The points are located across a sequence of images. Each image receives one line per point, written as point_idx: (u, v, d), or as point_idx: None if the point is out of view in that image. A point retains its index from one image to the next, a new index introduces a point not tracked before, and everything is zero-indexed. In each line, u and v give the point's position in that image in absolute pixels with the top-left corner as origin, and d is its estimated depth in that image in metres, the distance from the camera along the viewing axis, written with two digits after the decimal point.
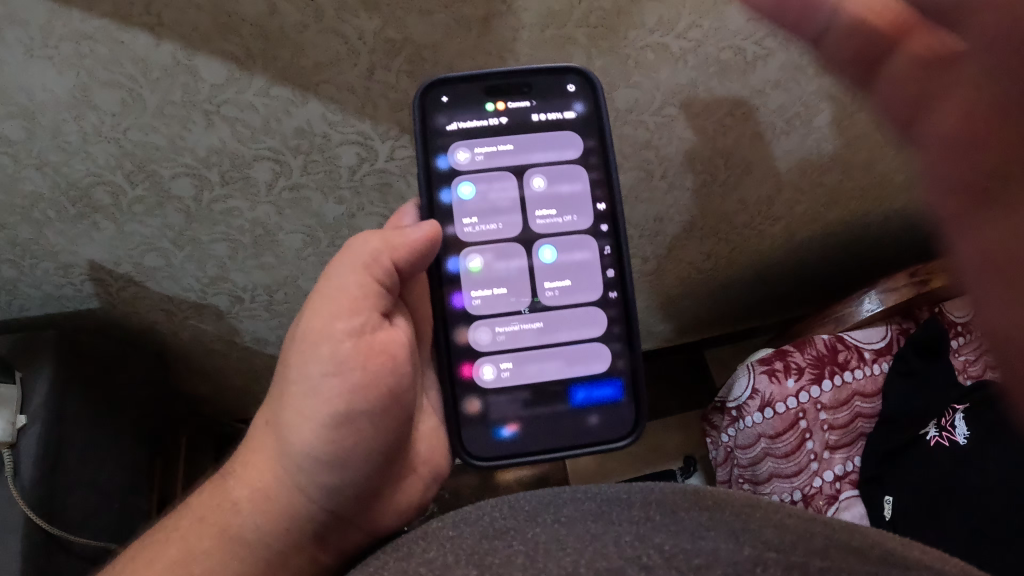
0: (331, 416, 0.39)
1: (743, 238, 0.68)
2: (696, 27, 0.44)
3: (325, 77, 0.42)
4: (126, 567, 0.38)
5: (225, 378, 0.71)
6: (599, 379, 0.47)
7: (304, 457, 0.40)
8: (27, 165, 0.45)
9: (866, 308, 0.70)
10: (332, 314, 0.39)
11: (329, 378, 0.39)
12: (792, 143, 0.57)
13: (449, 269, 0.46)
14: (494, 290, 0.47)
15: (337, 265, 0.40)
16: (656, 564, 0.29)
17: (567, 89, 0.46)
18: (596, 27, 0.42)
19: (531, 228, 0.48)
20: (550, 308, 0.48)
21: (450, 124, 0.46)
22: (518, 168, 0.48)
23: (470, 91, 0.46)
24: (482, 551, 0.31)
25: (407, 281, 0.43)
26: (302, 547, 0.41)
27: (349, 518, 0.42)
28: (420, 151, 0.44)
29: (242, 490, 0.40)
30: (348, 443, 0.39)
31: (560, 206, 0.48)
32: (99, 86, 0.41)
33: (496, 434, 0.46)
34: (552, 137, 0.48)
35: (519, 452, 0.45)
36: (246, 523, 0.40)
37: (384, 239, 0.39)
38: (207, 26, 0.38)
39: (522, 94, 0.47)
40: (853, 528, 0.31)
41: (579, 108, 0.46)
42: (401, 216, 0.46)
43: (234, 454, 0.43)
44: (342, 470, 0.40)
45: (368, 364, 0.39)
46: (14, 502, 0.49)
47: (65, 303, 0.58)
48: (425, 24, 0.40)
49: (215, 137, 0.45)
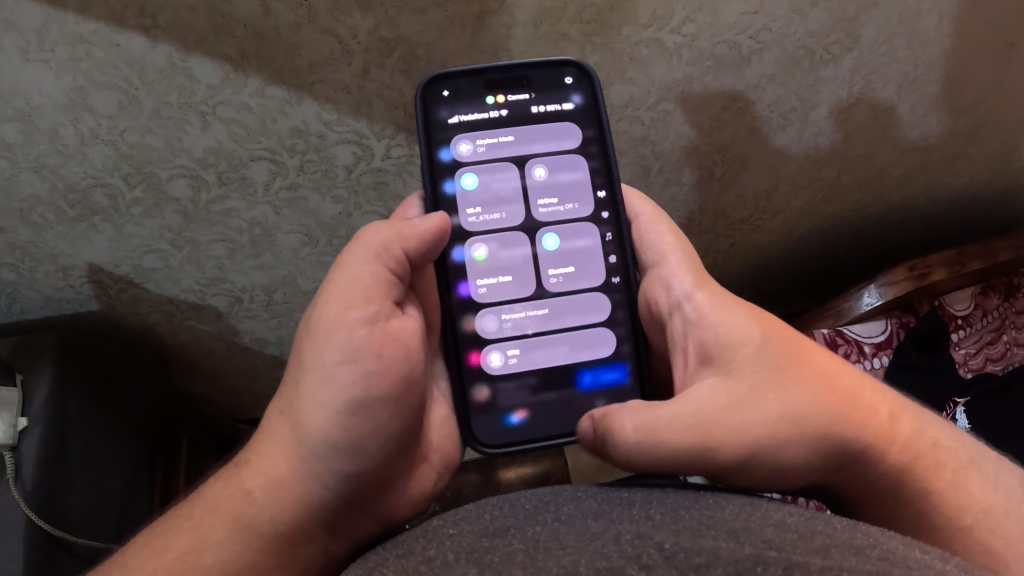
0: (346, 403, 0.37)
1: (742, 234, 0.68)
2: (690, 22, 0.45)
3: (320, 77, 0.42)
4: (132, 560, 0.37)
5: (226, 378, 0.71)
6: (606, 363, 0.44)
7: (319, 446, 0.37)
8: (25, 168, 0.45)
9: (866, 301, 0.71)
10: (345, 302, 0.38)
11: (344, 366, 0.37)
12: (789, 138, 0.57)
13: (455, 259, 0.43)
14: (500, 279, 0.44)
15: (349, 254, 0.39)
16: (656, 563, 0.27)
17: (565, 80, 0.44)
18: (589, 23, 0.43)
19: (534, 216, 0.45)
20: (555, 295, 0.45)
21: (449, 115, 0.43)
22: (518, 159, 0.45)
23: (469, 84, 0.43)
24: (479, 550, 0.30)
25: (419, 267, 0.42)
26: (315, 538, 0.39)
27: (362, 507, 0.39)
28: (422, 146, 0.42)
29: (255, 480, 0.38)
30: (363, 431, 0.37)
31: (562, 195, 0.45)
32: (95, 88, 0.41)
33: (502, 420, 0.42)
34: (553, 125, 0.44)
35: (527, 439, 0.42)
36: (260, 513, 0.38)
37: (395, 230, 0.39)
38: (202, 27, 0.39)
39: (521, 86, 0.44)
40: (857, 528, 0.31)
41: (576, 97, 0.44)
42: (406, 209, 0.44)
43: (248, 443, 0.41)
44: (357, 459, 0.38)
45: (384, 351, 0.37)
46: (16, 503, 0.49)
47: (65, 306, 0.58)
48: (418, 22, 0.40)
49: (212, 138, 0.45)
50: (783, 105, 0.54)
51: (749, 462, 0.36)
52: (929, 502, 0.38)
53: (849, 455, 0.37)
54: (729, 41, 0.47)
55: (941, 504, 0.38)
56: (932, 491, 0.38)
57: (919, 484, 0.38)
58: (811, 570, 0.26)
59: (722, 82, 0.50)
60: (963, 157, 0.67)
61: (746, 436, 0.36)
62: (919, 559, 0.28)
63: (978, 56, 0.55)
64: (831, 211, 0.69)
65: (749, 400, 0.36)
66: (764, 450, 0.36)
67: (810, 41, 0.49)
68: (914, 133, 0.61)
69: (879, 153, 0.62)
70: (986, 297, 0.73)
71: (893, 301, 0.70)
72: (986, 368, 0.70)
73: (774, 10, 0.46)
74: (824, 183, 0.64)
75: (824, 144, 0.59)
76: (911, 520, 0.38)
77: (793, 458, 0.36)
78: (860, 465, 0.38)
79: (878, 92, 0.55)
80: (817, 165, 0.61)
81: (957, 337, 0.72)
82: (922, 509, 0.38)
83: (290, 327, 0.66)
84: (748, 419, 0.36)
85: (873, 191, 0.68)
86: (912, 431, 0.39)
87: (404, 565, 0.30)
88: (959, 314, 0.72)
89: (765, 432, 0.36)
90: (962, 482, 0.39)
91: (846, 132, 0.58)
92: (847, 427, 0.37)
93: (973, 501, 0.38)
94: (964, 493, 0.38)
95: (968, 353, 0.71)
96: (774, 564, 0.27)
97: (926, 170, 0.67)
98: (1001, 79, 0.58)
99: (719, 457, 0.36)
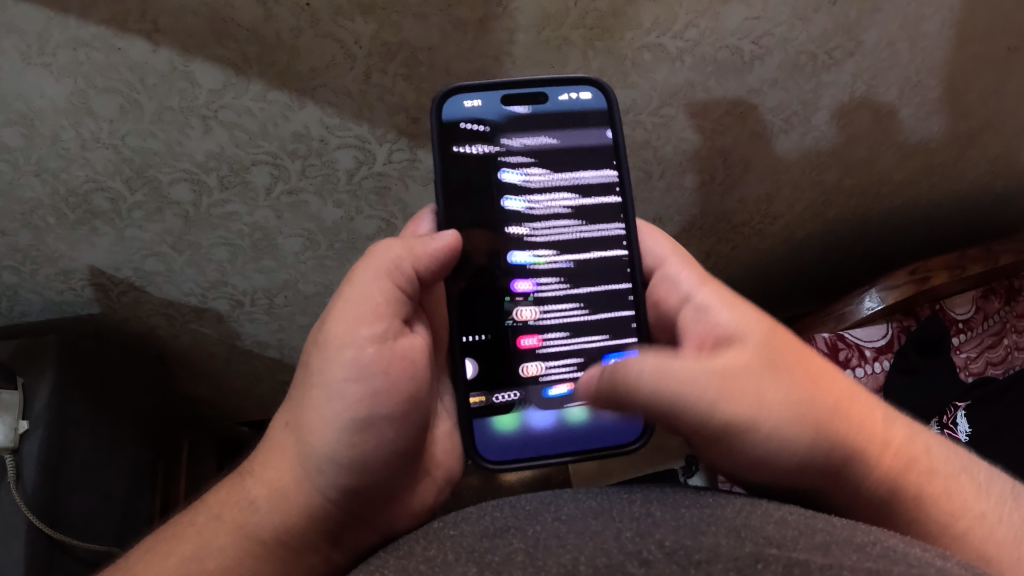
0: (351, 420, 0.37)
1: (743, 237, 0.68)
2: (692, 27, 0.45)
3: (322, 81, 0.42)
4: (136, 564, 0.38)
5: (225, 380, 0.71)
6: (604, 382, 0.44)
7: (324, 461, 0.37)
8: (27, 172, 0.45)
9: (866, 305, 0.70)
10: (354, 318, 0.38)
11: (351, 384, 0.37)
12: (792, 142, 0.57)
13: (511, 259, 0.44)
14: (548, 286, 0.44)
15: (359, 271, 0.39)
16: (656, 559, 0.28)
17: (582, 97, 0.44)
18: (592, 28, 0.43)
19: (583, 234, 0.45)
20: (606, 303, 0.45)
21: (485, 136, 0.43)
22: (569, 183, 0.44)
23: (489, 97, 0.43)
24: (480, 549, 0.30)
25: (428, 286, 0.42)
26: (316, 549, 0.39)
27: (363, 519, 0.39)
28: (436, 153, 0.42)
29: (259, 489, 0.38)
30: (368, 448, 0.37)
31: (599, 213, 0.44)
32: (96, 92, 0.41)
33: (500, 432, 0.43)
34: (587, 142, 0.44)
35: (526, 455, 0.43)
36: (263, 521, 0.38)
37: (407, 247, 0.39)
38: (204, 32, 0.39)
39: (556, 107, 0.44)
40: (857, 525, 0.31)
41: (593, 120, 0.44)
42: (418, 223, 0.45)
43: (254, 451, 0.41)
44: (361, 474, 0.38)
45: (391, 369, 0.37)
46: (16, 505, 0.49)
47: (66, 309, 0.58)
48: (421, 27, 0.40)
49: (214, 142, 0.45)
50: (785, 109, 0.54)
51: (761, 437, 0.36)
52: (923, 508, 0.38)
53: (855, 452, 0.37)
54: (732, 46, 0.47)
55: (940, 518, 0.38)
56: (929, 501, 0.38)
57: (914, 492, 0.38)
58: (810, 569, 0.26)
59: (724, 88, 0.50)
60: (965, 161, 0.67)
61: (757, 411, 0.36)
62: (920, 556, 0.28)
63: (979, 61, 0.55)
64: (832, 215, 0.69)
65: (758, 376, 0.37)
66: (778, 425, 0.36)
67: (812, 45, 0.49)
68: (916, 136, 0.61)
69: (880, 157, 0.62)
70: (986, 301, 0.73)
71: (893, 305, 0.70)
72: (986, 373, 0.71)
73: (777, 14, 0.46)
74: (826, 187, 0.64)
75: (826, 149, 0.59)
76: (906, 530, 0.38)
77: (806, 442, 0.36)
78: (866, 466, 0.38)
79: (879, 96, 0.55)
80: (819, 169, 0.61)
81: (958, 342, 0.72)
82: (916, 515, 0.38)
83: (291, 330, 0.66)
84: (760, 393, 0.36)
85: (874, 196, 0.68)
86: (908, 438, 0.40)
87: (405, 565, 0.30)
88: (960, 318, 0.72)
89: (776, 408, 0.36)
90: (952, 488, 0.39)
91: (847, 136, 0.58)
92: (851, 417, 0.38)
93: (965, 509, 0.38)
94: (955, 500, 0.39)
95: (969, 357, 0.72)
96: (774, 561, 0.27)
97: (928, 174, 0.67)
98: (1003, 83, 0.58)
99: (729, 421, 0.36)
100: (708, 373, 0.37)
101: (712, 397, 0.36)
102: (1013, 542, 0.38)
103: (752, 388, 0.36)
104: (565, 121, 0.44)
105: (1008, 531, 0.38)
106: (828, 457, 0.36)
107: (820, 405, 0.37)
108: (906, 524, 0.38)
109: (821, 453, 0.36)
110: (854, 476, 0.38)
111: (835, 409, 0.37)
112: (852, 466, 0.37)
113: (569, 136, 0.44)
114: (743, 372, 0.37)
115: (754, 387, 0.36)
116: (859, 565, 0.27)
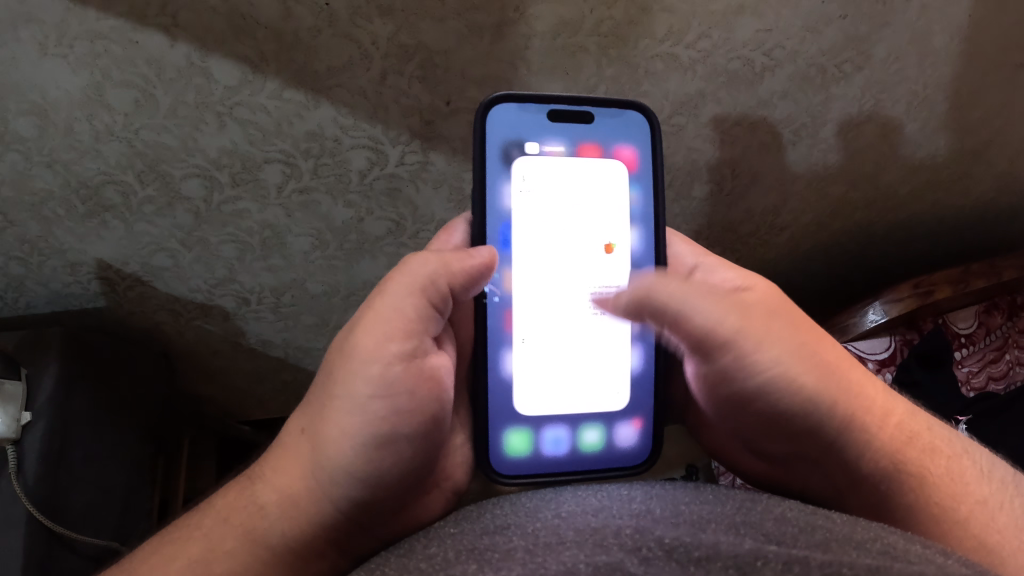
0: (372, 437, 0.37)
1: (749, 248, 0.68)
2: (706, 38, 0.46)
3: (338, 81, 0.43)
4: (141, 567, 0.38)
5: (227, 378, 0.71)
6: (618, 410, 0.46)
7: (339, 472, 0.37)
8: (38, 162, 0.45)
9: (870, 317, 0.69)
10: (385, 334, 0.37)
11: (377, 402, 0.36)
12: (799, 154, 0.58)
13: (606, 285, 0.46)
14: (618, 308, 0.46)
15: (393, 284, 0.39)
16: (655, 556, 0.27)
17: (620, 120, 0.46)
18: (607, 36, 0.44)
19: (576, 258, 0.46)
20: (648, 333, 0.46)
21: (505, 145, 0.44)
22: (640, 216, 0.46)
23: (533, 112, 0.44)
24: (480, 547, 0.30)
25: (456, 303, 0.42)
26: (323, 555, 0.39)
27: (369, 527, 0.39)
28: (478, 159, 0.42)
29: (270, 495, 0.38)
30: (385, 463, 0.37)
31: (638, 240, 0.46)
32: (112, 85, 0.41)
33: (513, 454, 0.45)
34: (604, 167, 0.46)
35: (539, 475, 0.45)
36: (273, 528, 0.38)
37: (443, 262, 0.39)
38: (223, 28, 0.39)
39: (611, 133, 0.46)
40: (856, 523, 0.31)
41: (628, 142, 0.46)
42: (450, 232, 0.45)
43: (265, 452, 0.41)
44: (374, 487, 0.38)
45: (417, 389, 0.37)
46: (16, 497, 0.48)
47: (72, 302, 0.58)
48: (437, 30, 0.41)
49: (227, 139, 0.45)
50: (794, 121, 0.54)
51: (771, 365, 0.40)
52: (925, 488, 0.40)
53: (856, 407, 0.40)
54: (744, 57, 0.48)
55: (937, 491, 0.39)
56: (928, 476, 0.40)
57: (915, 465, 0.40)
58: (810, 565, 0.26)
59: (735, 99, 0.51)
60: (970, 176, 0.67)
61: (768, 341, 0.40)
62: (920, 553, 0.28)
63: (984, 77, 0.56)
64: (837, 227, 0.69)
65: (774, 313, 0.42)
66: (783, 352, 0.40)
67: (823, 59, 0.49)
68: (920, 152, 0.62)
69: (887, 171, 0.63)
70: (988, 316, 0.73)
71: (897, 318, 0.69)
72: (987, 387, 0.72)
73: (789, 27, 0.47)
74: (832, 200, 0.65)
75: (833, 162, 0.60)
76: (903, 509, 0.40)
77: (810, 378, 0.40)
78: (870, 417, 0.41)
79: (887, 111, 0.56)
80: (826, 182, 0.62)
81: (960, 355, 0.72)
82: (918, 497, 0.39)
83: (295, 330, 0.66)
84: (775, 328, 0.41)
85: (880, 209, 0.68)
86: (906, 413, 0.42)
87: (406, 565, 0.30)
88: (963, 332, 0.73)
89: (786, 342, 0.40)
90: (954, 469, 0.41)
91: (854, 150, 0.59)
92: (849, 364, 0.42)
93: (966, 493, 0.39)
94: (956, 483, 0.40)
95: (970, 372, 0.72)
96: (774, 557, 0.26)
97: (933, 190, 0.68)
98: (1008, 100, 0.59)
99: (747, 346, 0.40)
100: (731, 302, 0.41)
101: (729, 321, 0.40)
102: (1013, 531, 0.38)
103: (755, 315, 0.41)
104: (618, 148, 0.46)
105: (1008, 519, 0.39)
106: (829, 398, 0.40)
107: (817, 346, 0.41)
108: (905, 498, 0.40)
109: (827, 392, 0.40)
110: (860, 419, 0.41)
111: (837, 362, 0.41)
112: (852, 414, 0.40)
113: (629, 165, 0.46)
114: (755, 313, 0.41)
115: (759, 315, 0.41)
116: (858, 558, 0.27)
